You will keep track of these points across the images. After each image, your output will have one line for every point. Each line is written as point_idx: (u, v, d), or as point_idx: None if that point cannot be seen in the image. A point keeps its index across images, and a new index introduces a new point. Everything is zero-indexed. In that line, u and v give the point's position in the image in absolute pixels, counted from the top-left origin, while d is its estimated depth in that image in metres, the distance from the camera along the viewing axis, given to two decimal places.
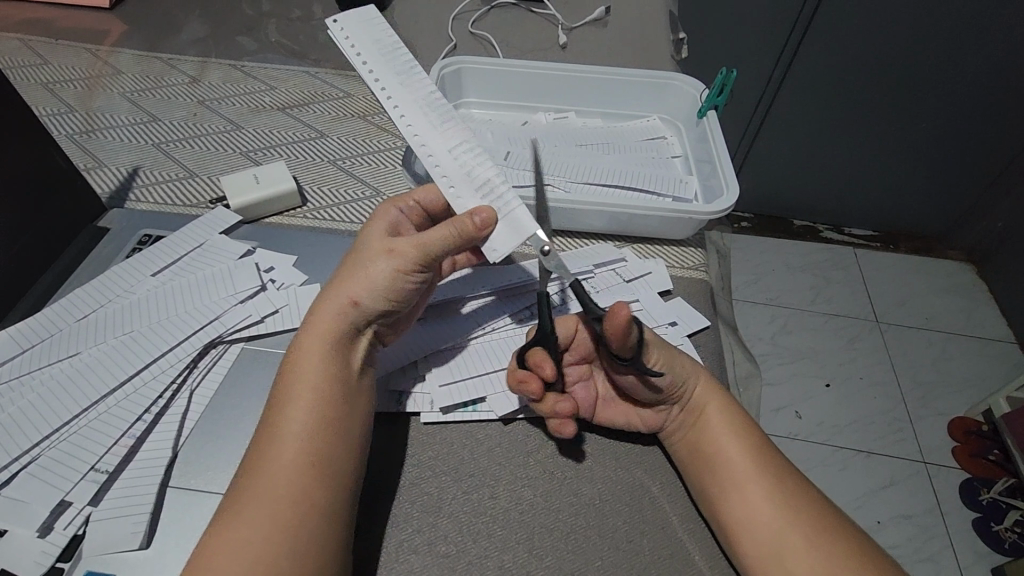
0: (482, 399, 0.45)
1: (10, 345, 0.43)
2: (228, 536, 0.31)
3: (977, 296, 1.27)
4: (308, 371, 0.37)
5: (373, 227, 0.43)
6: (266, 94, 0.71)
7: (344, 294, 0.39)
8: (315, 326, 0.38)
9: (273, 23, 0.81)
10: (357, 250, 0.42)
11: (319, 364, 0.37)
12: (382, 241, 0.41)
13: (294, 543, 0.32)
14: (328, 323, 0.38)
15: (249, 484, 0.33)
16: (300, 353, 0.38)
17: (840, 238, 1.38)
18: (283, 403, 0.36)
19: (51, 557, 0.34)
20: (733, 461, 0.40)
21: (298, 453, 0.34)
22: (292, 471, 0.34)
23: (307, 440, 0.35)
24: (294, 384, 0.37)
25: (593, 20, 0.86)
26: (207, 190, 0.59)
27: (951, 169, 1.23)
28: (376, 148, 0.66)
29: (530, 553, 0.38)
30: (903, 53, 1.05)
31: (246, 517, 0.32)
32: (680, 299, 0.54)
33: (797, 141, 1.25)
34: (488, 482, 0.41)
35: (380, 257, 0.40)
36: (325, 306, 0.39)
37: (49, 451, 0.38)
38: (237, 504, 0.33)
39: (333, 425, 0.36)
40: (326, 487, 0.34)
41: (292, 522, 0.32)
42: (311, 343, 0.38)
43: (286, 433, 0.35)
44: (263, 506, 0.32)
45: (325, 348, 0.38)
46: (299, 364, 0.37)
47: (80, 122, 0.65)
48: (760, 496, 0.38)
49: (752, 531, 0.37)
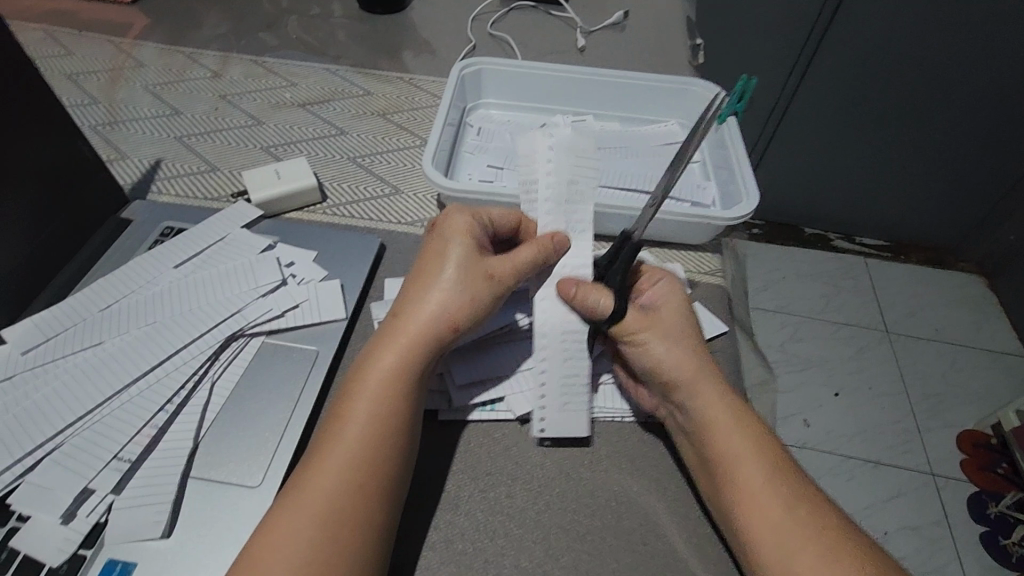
0: (501, 399, 0.45)
1: (35, 332, 0.43)
2: (268, 543, 0.32)
3: (987, 308, 1.27)
4: (376, 392, 0.37)
5: (459, 240, 0.43)
6: (287, 90, 0.71)
7: (443, 318, 0.40)
8: (400, 346, 0.39)
9: (294, 19, 0.82)
10: (441, 259, 0.42)
11: (392, 388, 0.38)
12: (472, 259, 0.42)
13: (338, 561, 0.32)
14: (418, 345, 0.39)
15: (294, 497, 0.34)
16: (371, 367, 0.38)
17: (850, 247, 1.38)
18: (343, 416, 0.37)
19: (73, 544, 0.35)
20: (750, 477, 0.39)
21: (357, 472, 0.35)
22: (346, 490, 0.34)
23: (348, 455, 0.35)
24: (359, 399, 0.37)
25: (611, 25, 0.86)
26: (228, 184, 0.59)
27: (963, 183, 1.23)
28: (395, 146, 0.66)
29: (545, 552, 0.38)
30: (922, 59, 1.04)
31: (288, 527, 0.33)
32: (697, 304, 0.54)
33: (811, 148, 1.24)
34: (506, 480, 0.42)
35: (479, 282, 0.41)
36: (419, 328, 0.39)
37: (72, 439, 0.39)
38: (276, 516, 0.33)
39: (387, 446, 0.36)
40: (357, 502, 0.34)
41: (342, 539, 0.33)
42: (391, 361, 0.38)
43: (345, 453, 0.35)
44: (303, 521, 0.33)
45: (398, 369, 0.38)
46: (367, 379, 0.38)
47: (104, 114, 0.66)
48: (776, 512, 0.38)
49: (768, 545, 0.37)
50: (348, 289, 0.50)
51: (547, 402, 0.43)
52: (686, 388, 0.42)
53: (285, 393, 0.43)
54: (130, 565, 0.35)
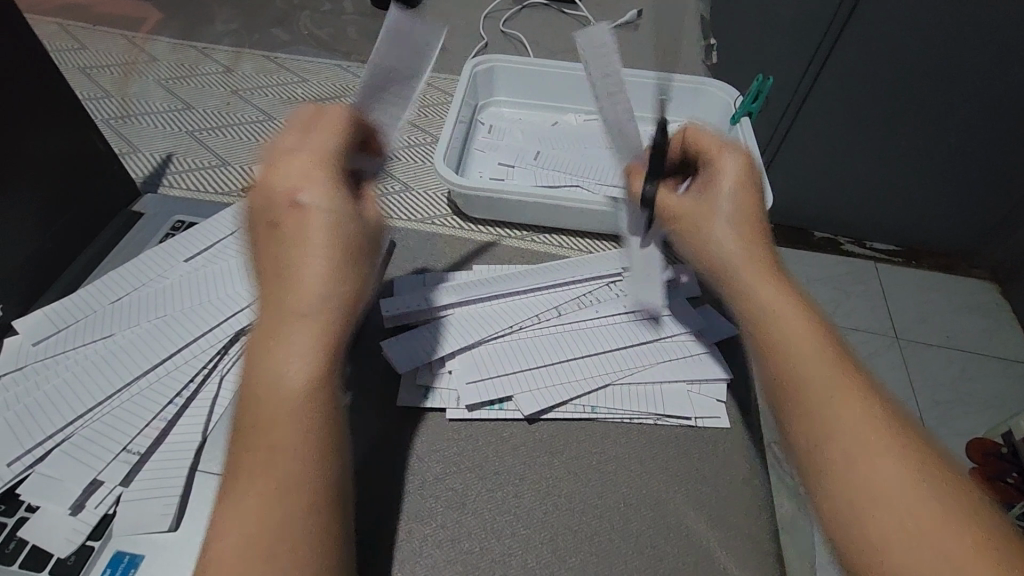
0: (509, 398, 0.45)
1: (47, 323, 0.44)
2: (219, 541, 0.28)
3: (999, 315, 1.26)
4: (292, 376, 0.31)
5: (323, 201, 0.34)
6: (298, 86, 0.71)
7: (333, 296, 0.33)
8: (300, 330, 0.32)
9: (306, 15, 0.82)
10: (306, 233, 0.33)
11: (315, 353, 0.32)
12: (346, 226, 0.34)
13: (303, 545, 0.28)
14: (321, 328, 0.32)
15: (241, 486, 0.29)
16: (276, 350, 0.32)
17: (860, 252, 1.36)
18: (264, 402, 0.31)
19: (81, 536, 0.35)
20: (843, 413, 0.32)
21: (300, 454, 0.30)
22: (296, 473, 0.30)
23: (289, 437, 0.30)
24: (275, 386, 0.31)
25: (624, 24, 0.85)
26: (239, 178, 0.59)
27: (976, 189, 1.21)
28: (406, 143, 0.66)
29: (552, 553, 0.38)
30: (938, 62, 1.03)
31: (237, 523, 0.28)
32: (708, 306, 0.51)
33: (823, 152, 1.23)
34: (513, 480, 0.41)
35: (355, 250, 0.34)
36: (309, 313, 0.32)
37: (82, 430, 0.39)
38: (224, 507, 0.29)
39: (323, 414, 0.32)
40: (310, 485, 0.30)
41: (301, 527, 0.28)
42: (304, 325, 0.32)
43: (287, 435, 0.30)
44: (257, 510, 0.28)
45: (306, 352, 0.32)
46: (273, 364, 0.31)
47: (116, 107, 0.66)
48: (884, 457, 0.30)
49: (867, 491, 0.30)
50: None
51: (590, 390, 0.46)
52: (733, 279, 0.39)
53: None
54: (137, 558, 0.35)
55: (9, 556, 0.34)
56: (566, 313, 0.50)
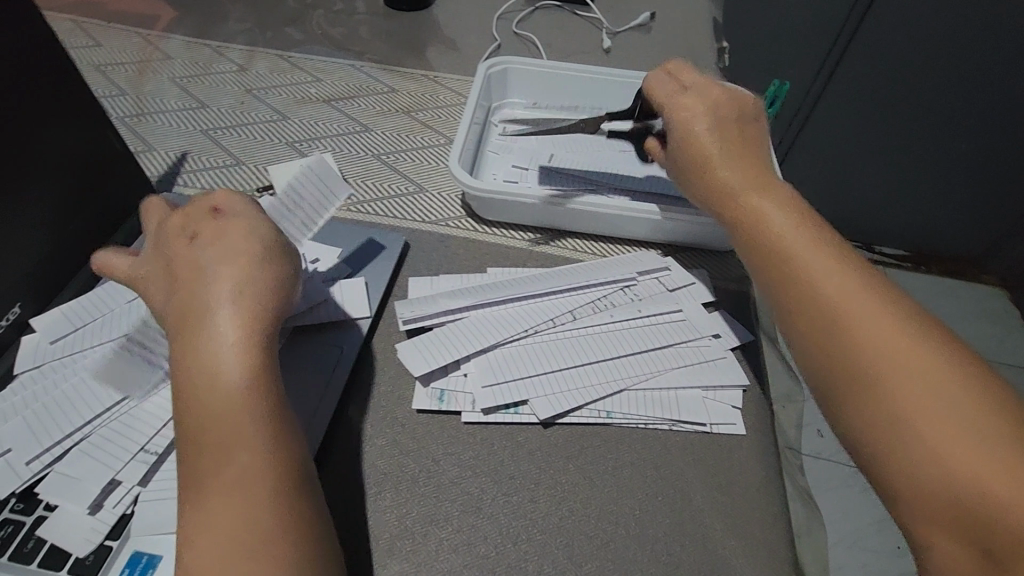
0: (523, 402, 0.45)
1: (65, 322, 0.44)
2: (196, 550, 0.29)
3: (1009, 322, 1.25)
4: (222, 391, 0.32)
5: (210, 255, 0.35)
6: (312, 86, 0.71)
7: (244, 320, 0.33)
8: (222, 355, 0.33)
9: (319, 14, 0.82)
10: (199, 284, 0.34)
11: (244, 355, 0.33)
12: (238, 263, 0.35)
13: (277, 538, 0.30)
14: (242, 348, 0.33)
15: (205, 496, 0.30)
16: (201, 374, 0.32)
17: (869, 257, 1.36)
18: (202, 419, 0.32)
19: (100, 535, 0.35)
20: (884, 340, 0.32)
21: (257, 457, 0.31)
22: (255, 475, 0.31)
23: (238, 446, 0.31)
24: (211, 400, 0.32)
25: (637, 26, 0.85)
26: (254, 178, 0.59)
27: (988, 195, 1.21)
28: (419, 144, 0.66)
29: (569, 559, 0.38)
30: (951, 66, 1.02)
31: (209, 532, 0.29)
32: (722, 312, 0.52)
33: (833, 156, 1.23)
34: (528, 485, 0.41)
35: (254, 276, 0.35)
36: (226, 339, 0.33)
37: (100, 430, 0.39)
38: (192, 520, 0.30)
39: (263, 408, 0.33)
40: (270, 484, 0.31)
41: (272, 524, 0.30)
42: (229, 335, 0.33)
43: (235, 440, 0.31)
44: (227, 515, 0.29)
45: (232, 369, 0.33)
46: (201, 388, 0.32)
47: (131, 105, 0.66)
48: (922, 380, 0.30)
49: (908, 419, 0.30)
50: (373, 289, 0.50)
51: (607, 395, 0.46)
52: (746, 207, 0.42)
53: (310, 390, 0.43)
54: (155, 558, 0.35)
55: (27, 556, 0.34)
56: (583, 317, 0.50)
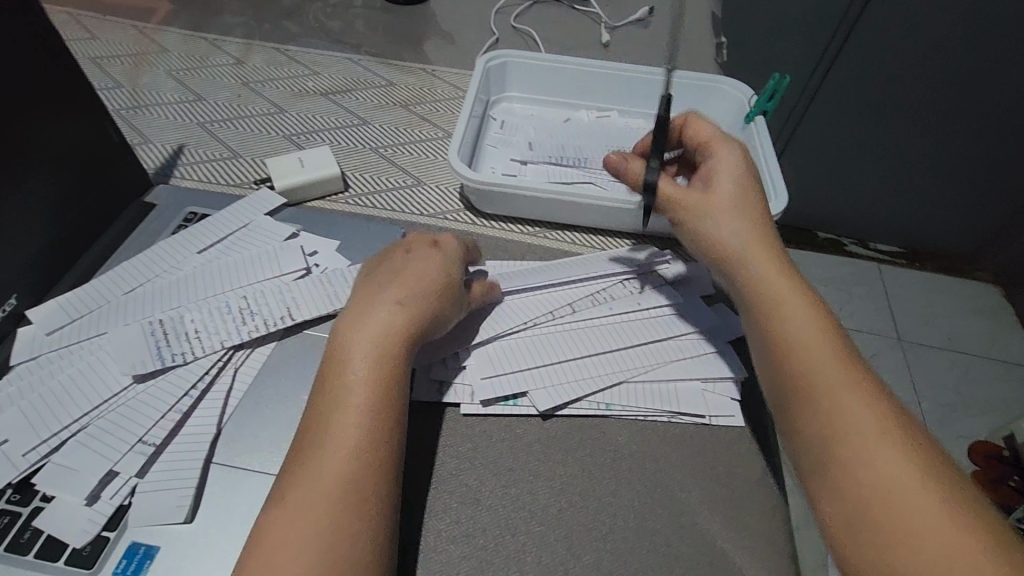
0: (522, 394, 0.45)
1: (61, 314, 0.43)
2: (280, 526, 0.31)
3: (1003, 318, 1.26)
4: (353, 379, 0.36)
5: (411, 267, 0.41)
6: (309, 79, 0.71)
7: (395, 324, 0.38)
8: (367, 344, 0.37)
9: (316, 7, 0.82)
10: (383, 284, 0.40)
11: (378, 355, 0.37)
12: (420, 280, 0.41)
13: (355, 533, 0.31)
14: (380, 346, 0.37)
15: (303, 477, 0.33)
16: (341, 359, 0.37)
17: (863, 253, 1.37)
18: (327, 402, 0.35)
19: (97, 526, 0.35)
20: (828, 386, 0.35)
21: (354, 450, 0.34)
22: (349, 467, 0.33)
23: (348, 436, 0.34)
24: (338, 387, 0.36)
25: (636, 21, 0.85)
26: (251, 170, 0.59)
27: (983, 193, 1.21)
28: (418, 138, 0.65)
29: (567, 550, 0.38)
30: (948, 64, 1.02)
31: (297, 511, 0.32)
32: (724, 303, 0.51)
33: (830, 154, 1.23)
34: (527, 477, 0.41)
35: (424, 295, 0.40)
36: (373, 335, 0.37)
37: (97, 420, 0.39)
38: (286, 496, 0.32)
39: (383, 404, 0.36)
40: (366, 481, 0.33)
41: (353, 517, 0.32)
42: (374, 330, 0.37)
43: (348, 419, 0.35)
44: (315, 500, 0.32)
45: (364, 360, 0.36)
46: (335, 373, 0.36)
47: (127, 97, 0.66)
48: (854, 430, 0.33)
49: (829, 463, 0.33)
50: None
51: (603, 387, 0.46)
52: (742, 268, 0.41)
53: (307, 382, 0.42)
54: (153, 549, 0.35)
55: (24, 546, 0.34)
56: (582, 310, 0.50)
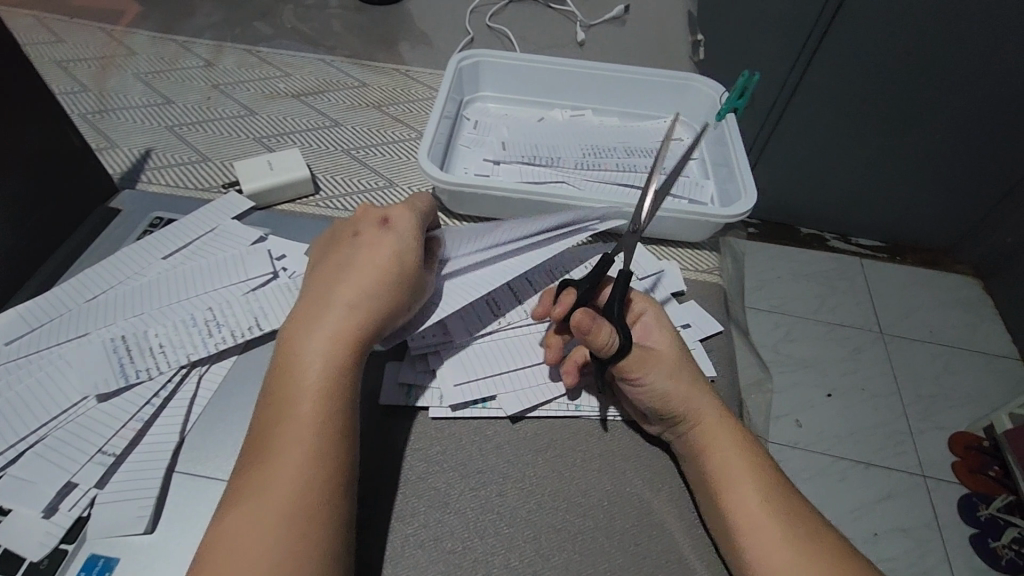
0: (493, 397, 0.45)
1: (20, 323, 0.42)
2: (231, 534, 0.30)
3: (982, 310, 1.27)
4: (304, 382, 0.35)
5: (362, 257, 0.40)
6: (280, 80, 0.70)
7: (343, 323, 0.37)
8: (316, 345, 0.36)
9: (289, 9, 0.81)
10: (334, 278, 0.39)
11: (329, 356, 0.36)
12: (370, 272, 0.39)
13: (308, 537, 0.31)
14: (329, 346, 0.36)
15: (255, 484, 0.32)
16: (293, 361, 0.36)
17: (847, 248, 1.38)
18: (280, 406, 0.35)
19: (55, 539, 0.34)
20: (727, 459, 0.40)
21: (309, 454, 0.33)
22: (301, 471, 0.32)
23: (302, 440, 0.33)
24: (291, 390, 0.35)
25: (611, 19, 0.85)
26: (220, 174, 0.58)
27: (961, 186, 1.22)
28: (391, 139, 0.65)
29: (536, 552, 0.38)
30: (923, 59, 1.03)
31: (250, 517, 0.31)
32: (693, 301, 0.53)
33: (810, 150, 1.24)
34: (496, 479, 0.41)
35: (374, 288, 0.38)
36: (322, 335, 0.36)
37: (56, 431, 0.38)
38: (238, 505, 0.31)
39: (337, 409, 0.35)
40: (319, 484, 0.33)
41: (306, 523, 0.31)
42: (325, 331, 0.37)
43: (297, 425, 0.34)
44: (267, 506, 0.31)
45: (314, 362, 0.36)
46: (286, 375, 0.35)
47: (93, 101, 0.65)
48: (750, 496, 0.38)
49: (732, 523, 0.38)
50: None
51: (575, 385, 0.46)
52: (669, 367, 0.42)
53: None
54: (113, 561, 0.34)
55: None
56: None
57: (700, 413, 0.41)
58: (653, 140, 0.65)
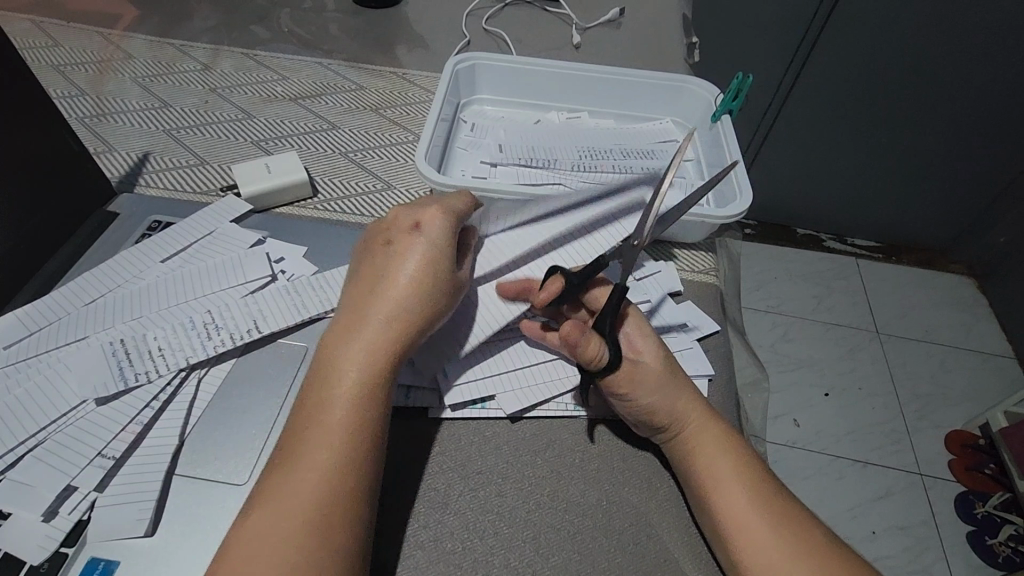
0: (491, 397, 0.45)
1: (19, 327, 0.43)
2: (250, 537, 0.30)
3: (977, 309, 1.28)
4: (339, 390, 0.35)
5: (399, 267, 0.39)
6: (278, 84, 0.70)
7: (379, 336, 0.37)
8: (352, 356, 0.36)
9: (286, 12, 0.81)
10: (370, 288, 0.39)
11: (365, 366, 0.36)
12: (406, 285, 0.39)
13: (327, 545, 0.31)
14: (364, 357, 0.36)
15: (279, 488, 0.32)
16: (331, 368, 0.36)
17: (842, 248, 1.38)
18: (312, 411, 0.35)
19: (54, 542, 0.34)
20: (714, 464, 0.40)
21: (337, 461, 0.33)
22: (326, 477, 0.32)
23: (331, 446, 0.34)
24: (325, 397, 0.35)
25: (607, 22, 0.86)
26: (217, 178, 0.58)
27: (955, 185, 1.23)
28: (388, 142, 0.65)
29: (535, 552, 0.38)
30: (917, 59, 1.04)
31: (270, 521, 0.31)
32: (690, 302, 0.53)
33: (805, 151, 1.25)
34: (495, 479, 0.41)
35: (410, 301, 0.38)
36: (357, 345, 0.37)
37: (55, 435, 0.38)
38: (259, 507, 0.32)
39: (370, 417, 0.35)
40: (342, 492, 0.33)
41: (326, 530, 0.31)
42: (364, 341, 0.37)
43: (325, 431, 0.34)
44: (289, 510, 0.31)
45: (351, 371, 0.36)
46: (322, 382, 0.36)
47: (91, 106, 0.65)
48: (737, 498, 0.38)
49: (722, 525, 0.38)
50: None
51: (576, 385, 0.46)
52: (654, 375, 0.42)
53: (272, 392, 0.42)
54: (113, 564, 0.34)
55: None
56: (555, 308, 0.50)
57: (686, 419, 0.41)
58: (649, 141, 0.66)
